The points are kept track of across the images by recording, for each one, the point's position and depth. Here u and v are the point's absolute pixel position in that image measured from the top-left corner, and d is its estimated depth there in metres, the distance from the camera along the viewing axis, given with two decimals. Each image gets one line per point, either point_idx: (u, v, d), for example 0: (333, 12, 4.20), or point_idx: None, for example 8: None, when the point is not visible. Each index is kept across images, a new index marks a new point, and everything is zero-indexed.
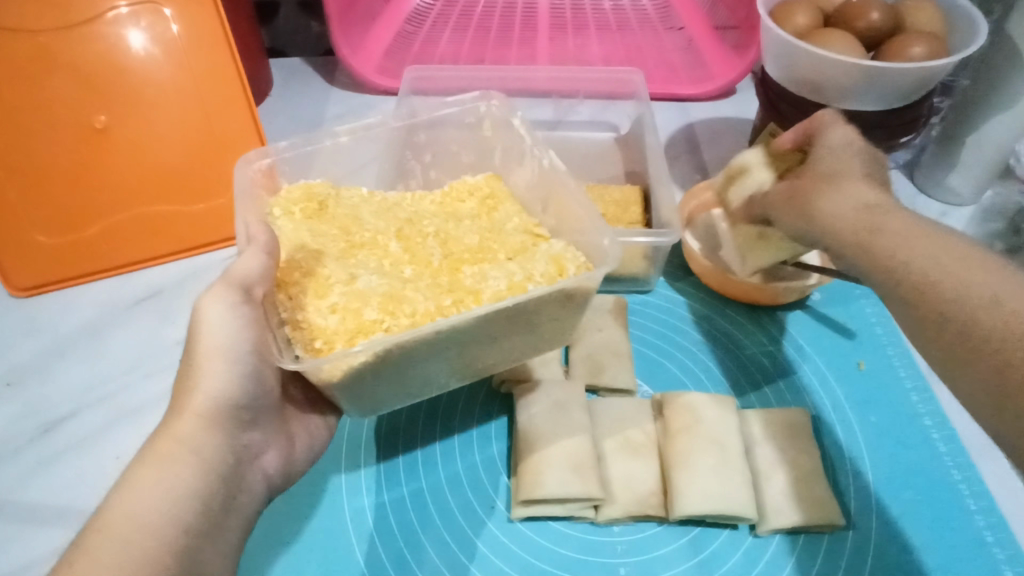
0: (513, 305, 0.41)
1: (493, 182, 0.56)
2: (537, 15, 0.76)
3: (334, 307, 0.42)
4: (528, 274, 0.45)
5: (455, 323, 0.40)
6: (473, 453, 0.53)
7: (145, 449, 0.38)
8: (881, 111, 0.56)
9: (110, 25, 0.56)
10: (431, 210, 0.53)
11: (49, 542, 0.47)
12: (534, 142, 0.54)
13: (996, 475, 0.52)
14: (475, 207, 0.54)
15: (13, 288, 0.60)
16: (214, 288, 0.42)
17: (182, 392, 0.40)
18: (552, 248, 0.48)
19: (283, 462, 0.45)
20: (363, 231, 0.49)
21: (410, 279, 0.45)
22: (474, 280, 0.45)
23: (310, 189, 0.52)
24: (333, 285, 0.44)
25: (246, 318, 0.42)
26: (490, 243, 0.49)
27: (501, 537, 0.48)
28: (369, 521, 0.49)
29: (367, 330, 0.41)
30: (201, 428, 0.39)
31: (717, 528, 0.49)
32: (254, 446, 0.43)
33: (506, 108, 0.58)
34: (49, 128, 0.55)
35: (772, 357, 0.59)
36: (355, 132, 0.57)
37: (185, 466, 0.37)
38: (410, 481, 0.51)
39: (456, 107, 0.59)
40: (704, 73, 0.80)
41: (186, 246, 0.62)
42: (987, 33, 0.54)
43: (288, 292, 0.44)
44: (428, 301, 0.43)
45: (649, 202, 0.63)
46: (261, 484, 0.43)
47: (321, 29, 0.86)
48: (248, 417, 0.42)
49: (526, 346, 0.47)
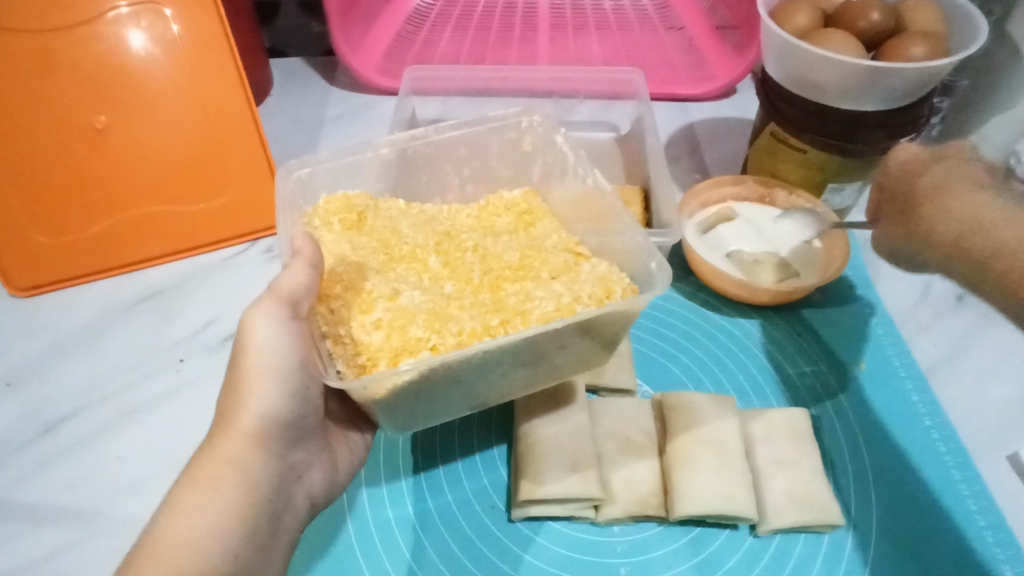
0: (560, 327, 0.41)
1: (530, 198, 0.57)
2: (537, 15, 0.76)
3: (379, 324, 0.43)
4: (576, 295, 0.45)
5: (503, 344, 0.40)
6: (479, 478, 0.52)
7: (192, 467, 0.38)
8: (881, 112, 0.55)
9: (110, 25, 0.56)
10: (468, 224, 0.55)
11: (98, 549, 0.46)
12: (579, 161, 0.55)
13: (998, 475, 0.51)
14: (512, 221, 0.55)
15: (14, 288, 0.60)
16: (261, 303, 0.41)
17: (229, 408, 0.40)
18: (597, 267, 0.49)
19: (328, 478, 0.46)
20: (402, 245, 0.51)
21: (453, 296, 0.47)
22: (520, 300, 0.46)
23: (348, 201, 0.53)
24: (376, 300, 0.44)
25: (294, 331, 0.42)
26: (530, 260, 0.50)
27: (504, 540, 0.49)
28: (375, 539, 0.48)
29: (412, 348, 0.42)
30: (248, 446, 0.39)
31: (718, 528, 0.49)
32: (300, 465, 0.43)
33: (550, 123, 0.58)
34: (50, 128, 0.55)
35: (785, 376, 0.58)
36: (397, 145, 0.56)
37: (232, 489, 0.37)
38: (416, 501, 0.51)
39: (498, 123, 0.58)
40: (705, 73, 0.80)
41: (187, 245, 0.63)
42: (986, 34, 0.54)
43: (329, 305, 0.45)
44: (473, 321, 0.44)
45: (649, 202, 0.63)
46: (305, 503, 0.43)
47: (321, 28, 0.86)
48: (293, 435, 0.42)
49: (561, 367, 0.46)
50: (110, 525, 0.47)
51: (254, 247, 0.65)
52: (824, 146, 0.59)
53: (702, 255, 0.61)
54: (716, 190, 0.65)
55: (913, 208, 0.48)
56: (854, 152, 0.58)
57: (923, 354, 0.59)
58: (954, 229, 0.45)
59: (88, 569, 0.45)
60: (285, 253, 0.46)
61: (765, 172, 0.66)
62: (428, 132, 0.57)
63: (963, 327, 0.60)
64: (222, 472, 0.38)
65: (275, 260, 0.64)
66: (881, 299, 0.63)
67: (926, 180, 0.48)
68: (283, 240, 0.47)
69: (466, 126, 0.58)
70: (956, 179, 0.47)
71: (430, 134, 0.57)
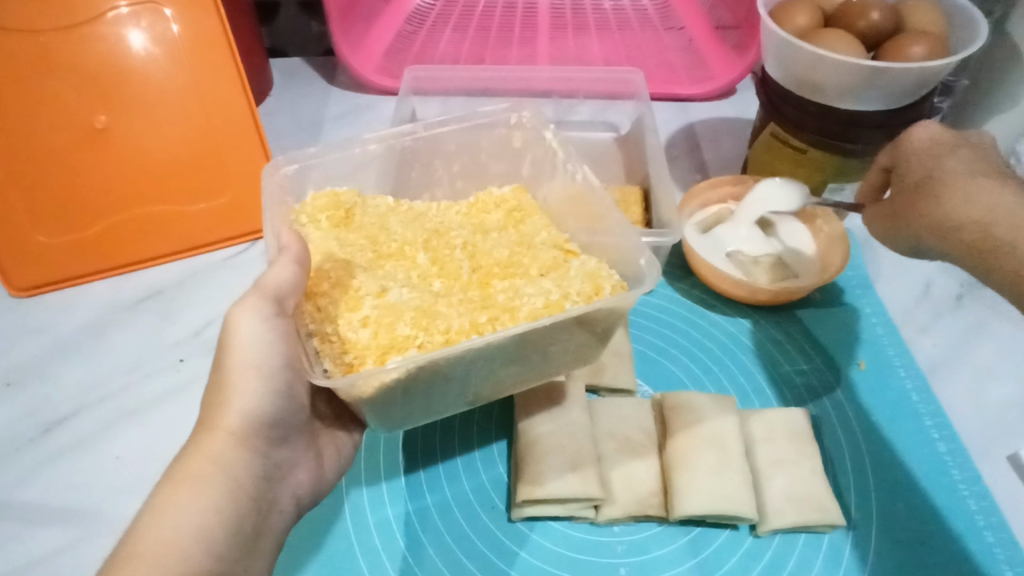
0: (551, 324, 0.41)
1: (519, 195, 0.57)
2: (537, 15, 0.76)
3: (366, 321, 0.43)
4: (564, 292, 0.46)
5: (496, 340, 0.40)
6: (479, 475, 0.52)
7: (178, 466, 0.38)
8: (880, 112, 0.56)
9: (110, 25, 0.56)
10: (457, 221, 0.55)
11: (96, 549, 0.46)
12: (568, 157, 0.55)
13: (998, 475, 0.51)
14: (501, 218, 0.55)
15: (14, 288, 0.60)
16: (246, 300, 0.41)
17: (210, 411, 0.40)
18: (586, 265, 0.48)
19: (313, 480, 0.46)
20: (391, 242, 0.51)
21: (441, 294, 0.47)
22: (508, 298, 0.46)
23: (336, 198, 0.53)
24: (363, 297, 0.44)
25: (279, 329, 0.42)
26: (520, 257, 0.50)
27: (504, 540, 0.48)
28: (374, 538, 0.48)
29: (400, 346, 0.41)
30: (230, 446, 0.39)
31: (718, 528, 0.49)
32: (284, 463, 0.43)
33: (539, 119, 0.58)
34: (50, 128, 0.55)
35: (784, 375, 0.58)
36: (385, 141, 0.56)
37: (215, 489, 0.37)
38: (416, 499, 0.51)
39: (488, 118, 0.59)
40: (705, 73, 0.80)
41: (187, 246, 0.63)
42: (986, 35, 0.54)
43: (316, 303, 0.44)
44: (461, 318, 0.44)
45: (649, 202, 0.63)
46: (290, 503, 0.43)
47: (321, 29, 0.86)
48: (277, 434, 0.42)
49: (558, 365, 0.47)
50: (105, 525, 0.47)
51: (254, 247, 0.65)
52: (824, 146, 0.59)
53: (702, 256, 0.61)
54: (716, 190, 0.65)
55: (925, 190, 0.44)
56: (855, 152, 0.58)
57: (923, 354, 0.59)
58: (976, 216, 0.42)
59: (86, 569, 0.45)
60: (271, 252, 0.46)
61: (765, 172, 0.66)
62: (417, 128, 0.57)
63: (963, 327, 0.61)
64: (204, 472, 0.38)
65: None
66: (881, 300, 0.63)
67: (948, 166, 0.44)
68: (268, 236, 0.46)
69: (455, 122, 0.58)
70: (977, 169, 0.44)
71: (419, 131, 0.57)
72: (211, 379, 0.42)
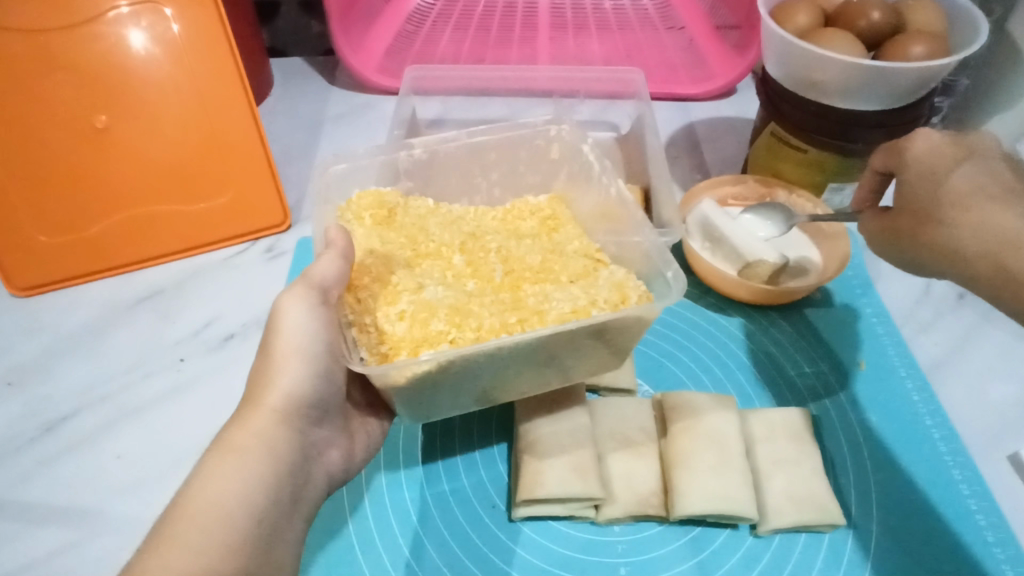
0: (576, 328, 0.41)
1: (555, 204, 0.57)
2: (537, 14, 0.76)
3: (402, 315, 0.44)
4: (592, 298, 0.46)
5: (517, 342, 0.40)
6: (479, 472, 0.52)
7: (222, 440, 0.38)
8: (879, 112, 0.56)
9: (110, 25, 0.56)
10: (493, 226, 0.56)
11: (100, 549, 0.46)
12: (602, 170, 0.55)
13: (999, 474, 0.51)
14: (536, 226, 0.56)
15: (14, 288, 0.60)
16: (293, 288, 0.42)
17: (259, 386, 0.41)
18: (615, 274, 0.49)
19: (344, 460, 0.46)
20: (429, 242, 0.52)
21: (475, 294, 0.47)
22: (537, 300, 0.46)
23: (380, 196, 0.53)
24: (401, 293, 0.45)
25: (323, 317, 0.42)
26: (551, 263, 0.51)
27: (505, 540, 0.48)
28: (376, 539, 0.48)
29: (432, 340, 0.42)
30: (274, 423, 0.39)
31: (718, 528, 0.49)
32: (320, 443, 0.43)
33: (578, 133, 0.58)
34: (50, 127, 0.55)
35: (785, 376, 0.58)
36: (429, 147, 0.57)
37: (254, 462, 0.37)
38: (416, 494, 0.51)
39: (527, 129, 0.59)
40: (705, 73, 0.80)
41: (187, 245, 0.63)
42: (986, 32, 0.54)
43: (356, 295, 0.45)
44: (492, 317, 0.44)
45: (649, 201, 0.61)
46: (324, 479, 0.43)
47: (321, 28, 0.86)
48: (317, 413, 0.42)
49: (573, 369, 0.47)
50: (111, 525, 0.47)
51: (255, 247, 0.65)
52: (823, 146, 0.59)
53: (702, 255, 0.61)
54: (716, 190, 0.65)
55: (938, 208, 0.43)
56: (854, 152, 0.58)
57: (924, 354, 0.59)
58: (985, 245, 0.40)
59: (89, 569, 0.45)
60: (320, 245, 0.47)
61: (766, 172, 0.66)
62: (460, 136, 0.58)
63: (962, 327, 0.61)
64: (241, 450, 0.38)
65: (276, 260, 0.64)
66: (881, 299, 0.63)
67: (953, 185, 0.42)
68: (319, 233, 0.49)
69: (474, 135, 0.58)
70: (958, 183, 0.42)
71: (461, 139, 0.58)
72: (256, 363, 0.42)
